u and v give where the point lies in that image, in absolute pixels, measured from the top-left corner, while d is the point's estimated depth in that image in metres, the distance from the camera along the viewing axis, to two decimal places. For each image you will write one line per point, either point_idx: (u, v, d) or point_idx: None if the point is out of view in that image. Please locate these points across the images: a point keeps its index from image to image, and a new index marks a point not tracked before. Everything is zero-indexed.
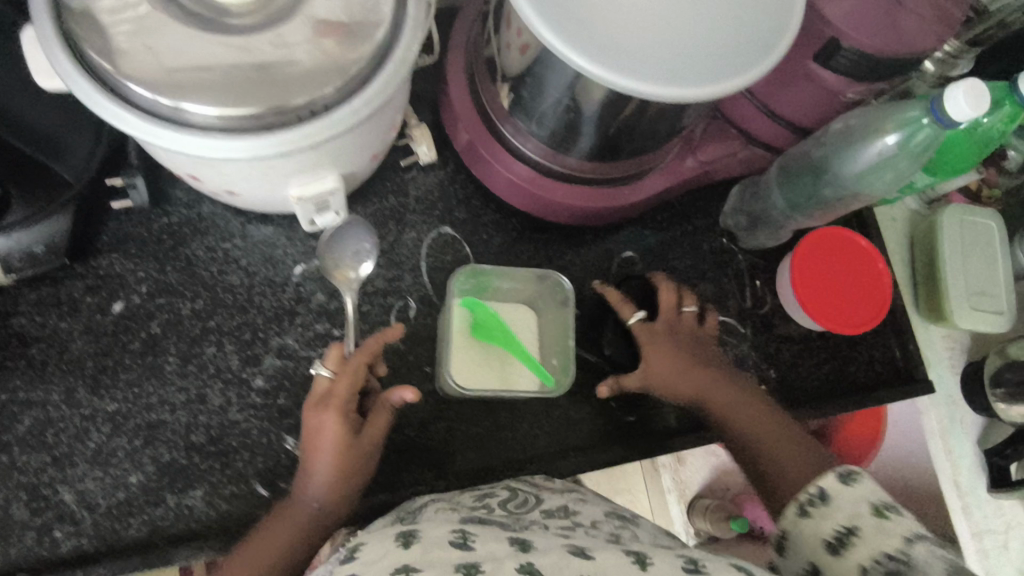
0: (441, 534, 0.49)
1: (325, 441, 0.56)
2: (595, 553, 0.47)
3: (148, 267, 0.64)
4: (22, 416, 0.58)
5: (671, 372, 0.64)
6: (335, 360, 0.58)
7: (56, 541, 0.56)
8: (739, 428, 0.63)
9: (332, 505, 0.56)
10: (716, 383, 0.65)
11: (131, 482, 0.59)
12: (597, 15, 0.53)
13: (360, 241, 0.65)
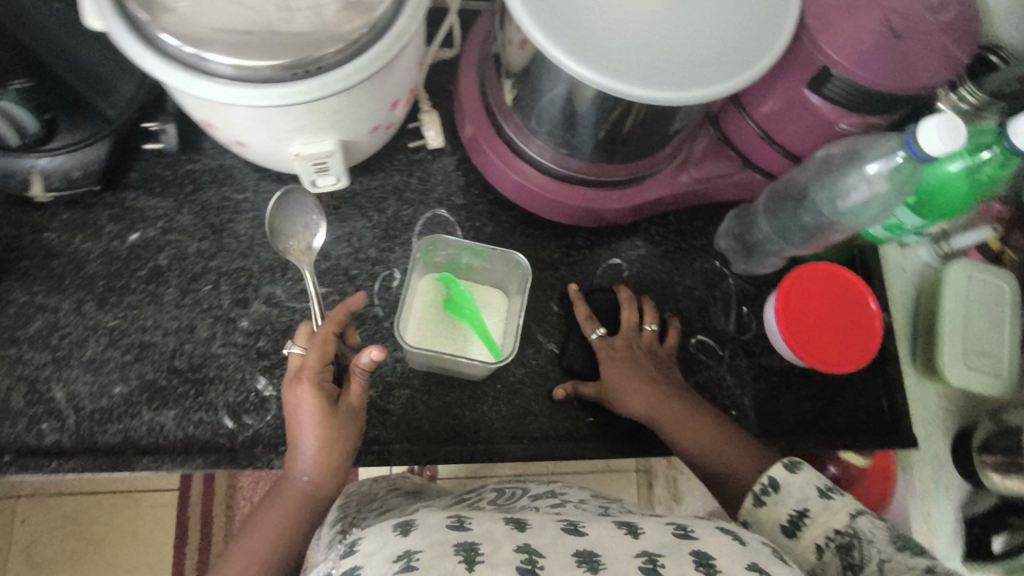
0: (438, 519, 0.49)
1: (303, 415, 0.59)
2: (590, 528, 0.49)
3: (167, 205, 0.71)
4: (35, 318, 0.66)
5: (626, 385, 0.67)
6: (305, 336, 0.62)
7: (41, 432, 0.62)
8: (691, 442, 0.65)
9: (324, 475, 0.60)
10: (669, 396, 0.67)
11: (115, 392, 0.64)
12: (594, 12, 0.55)
13: (307, 214, 0.69)
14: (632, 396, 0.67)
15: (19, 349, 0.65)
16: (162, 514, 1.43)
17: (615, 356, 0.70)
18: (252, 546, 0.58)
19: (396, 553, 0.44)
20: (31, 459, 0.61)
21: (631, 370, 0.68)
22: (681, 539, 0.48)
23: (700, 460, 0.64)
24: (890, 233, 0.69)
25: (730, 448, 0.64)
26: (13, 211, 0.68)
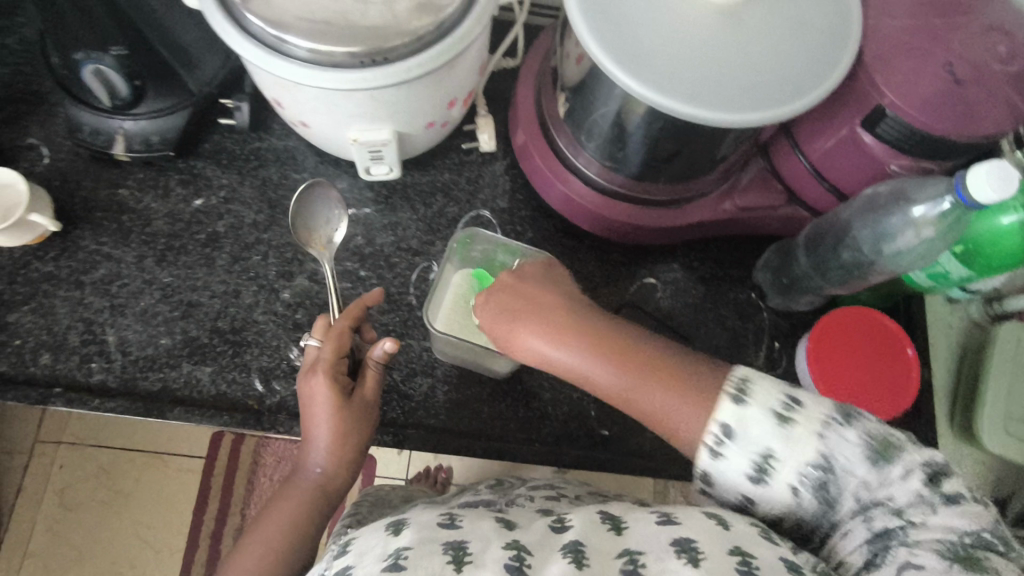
0: (429, 519, 0.51)
1: (318, 405, 0.62)
2: (574, 521, 0.49)
3: (232, 178, 0.76)
4: (100, 265, 0.71)
5: (505, 329, 0.59)
6: (321, 330, 0.65)
7: (90, 370, 0.67)
8: (582, 364, 0.55)
9: (335, 468, 0.63)
10: (548, 321, 0.58)
11: (160, 343, 0.69)
12: (654, 29, 0.56)
13: (329, 208, 0.74)
14: (513, 335, 0.59)
15: (82, 291, 0.70)
16: (186, 478, 1.49)
17: (499, 303, 0.61)
18: (269, 532, 0.61)
19: (387, 552, 0.46)
20: (78, 394, 0.66)
21: (514, 315, 0.59)
22: (664, 525, 0.46)
23: (625, 398, 0.53)
24: (934, 281, 0.68)
25: (620, 366, 0.53)
26: (96, 166, 0.74)
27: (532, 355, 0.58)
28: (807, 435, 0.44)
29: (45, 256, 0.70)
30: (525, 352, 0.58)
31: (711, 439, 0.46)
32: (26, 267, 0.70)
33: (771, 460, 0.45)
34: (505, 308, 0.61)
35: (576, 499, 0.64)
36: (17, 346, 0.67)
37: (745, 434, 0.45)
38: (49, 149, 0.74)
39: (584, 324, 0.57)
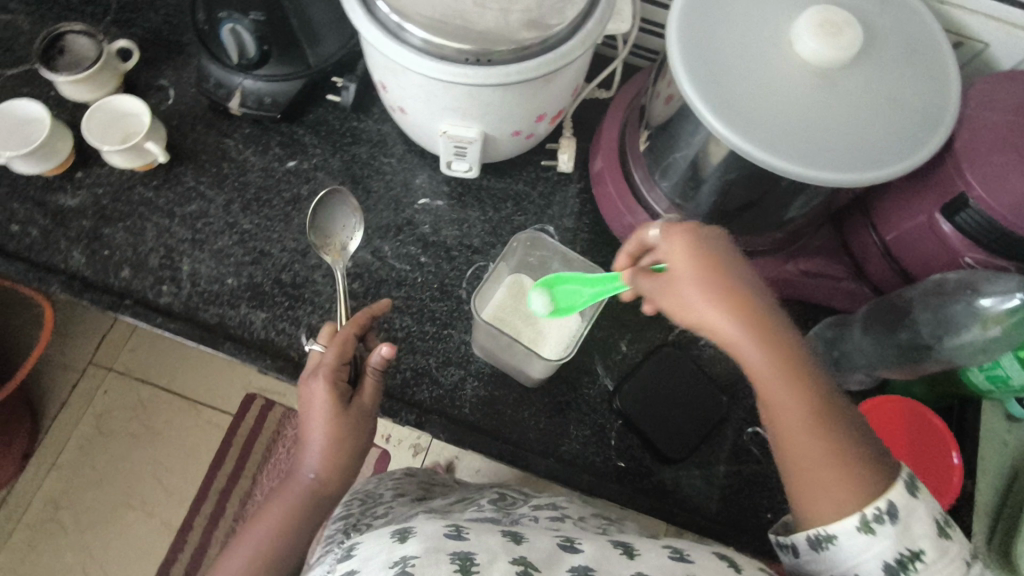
0: (436, 528, 0.52)
1: (315, 407, 0.64)
2: (583, 545, 0.53)
3: (324, 148, 0.81)
4: (192, 201, 0.77)
5: (687, 283, 0.50)
6: (328, 335, 0.66)
7: (159, 292, 0.72)
8: (769, 371, 0.48)
9: (327, 472, 0.64)
10: (751, 309, 0.48)
11: (227, 282, 0.74)
12: (751, 72, 0.58)
13: (348, 216, 0.77)
14: (693, 298, 0.49)
15: (171, 221, 0.76)
16: (212, 431, 1.54)
17: (693, 257, 0.50)
18: (263, 529, 0.63)
19: (391, 559, 0.48)
20: (144, 310, 0.71)
21: (705, 276, 0.49)
22: (677, 562, 0.51)
23: (787, 421, 0.48)
24: (993, 385, 0.64)
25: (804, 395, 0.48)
26: (210, 116, 0.82)
27: (705, 326, 0.49)
28: (954, 556, 0.46)
29: (148, 184, 0.77)
30: (690, 316, 0.50)
31: (871, 513, 0.46)
32: (130, 190, 0.77)
33: (915, 560, 0.46)
34: (696, 266, 0.50)
35: (579, 521, 0.65)
36: (105, 256, 0.73)
37: (907, 525, 0.46)
38: (175, 93, 0.82)
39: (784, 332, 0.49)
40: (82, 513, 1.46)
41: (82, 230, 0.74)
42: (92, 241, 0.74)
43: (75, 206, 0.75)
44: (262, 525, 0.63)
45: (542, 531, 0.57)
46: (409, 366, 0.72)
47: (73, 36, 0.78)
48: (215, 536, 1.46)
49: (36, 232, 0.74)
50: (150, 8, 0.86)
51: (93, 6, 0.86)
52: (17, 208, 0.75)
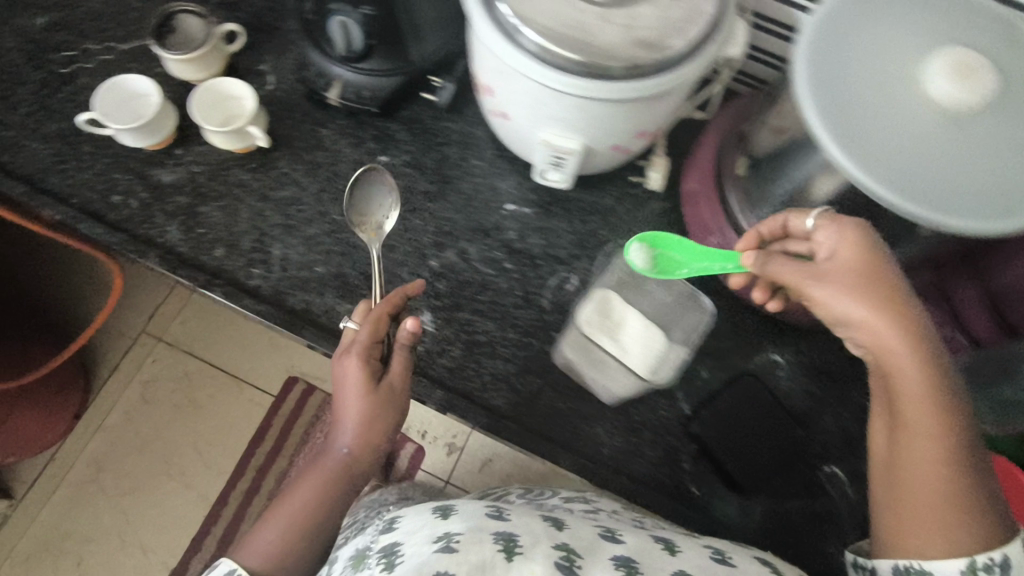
0: (476, 508, 0.59)
1: (350, 386, 0.65)
2: (622, 539, 0.59)
3: (416, 145, 0.82)
4: (285, 187, 0.78)
5: (849, 287, 0.53)
6: (360, 313, 0.68)
7: (250, 274, 0.74)
8: (915, 390, 0.50)
9: (359, 448, 0.66)
10: (913, 326, 0.51)
11: (316, 270, 0.75)
12: (874, 106, 0.56)
13: (385, 194, 0.78)
14: (851, 302, 0.52)
15: (263, 204, 0.77)
16: (253, 409, 1.56)
17: (862, 261, 0.53)
18: (297, 502, 0.66)
19: (436, 534, 0.54)
20: (235, 291, 0.73)
21: (868, 283, 0.53)
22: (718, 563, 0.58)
23: (918, 439, 0.50)
24: None
25: (944, 428, 0.50)
26: (307, 104, 0.82)
27: (857, 322, 0.52)
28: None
29: (244, 166, 0.78)
30: (844, 317, 0.53)
31: (983, 561, 0.49)
32: (227, 170, 0.78)
33: None
34: (860, 272, 0.53)
35: (614, 513, 0.70)
36: (200, 234, 0.75)
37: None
38: (275, 78, 0.83)
39: (939, 358, 0.51)
40: (123, 476, 1.50)
41: (179, 207, 0.76)
42: (188, 218, 0.76)
43: (174, 182, 0.77)
44: (297, 495, 0.66)
45: (582, 520, 0.63)
46: (487, 371, 0.73)
47: (183, 15, 0.79)
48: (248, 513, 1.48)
49: (136, 204, 0.76)
50: None
51: None
52: (119, 179, 0.77)
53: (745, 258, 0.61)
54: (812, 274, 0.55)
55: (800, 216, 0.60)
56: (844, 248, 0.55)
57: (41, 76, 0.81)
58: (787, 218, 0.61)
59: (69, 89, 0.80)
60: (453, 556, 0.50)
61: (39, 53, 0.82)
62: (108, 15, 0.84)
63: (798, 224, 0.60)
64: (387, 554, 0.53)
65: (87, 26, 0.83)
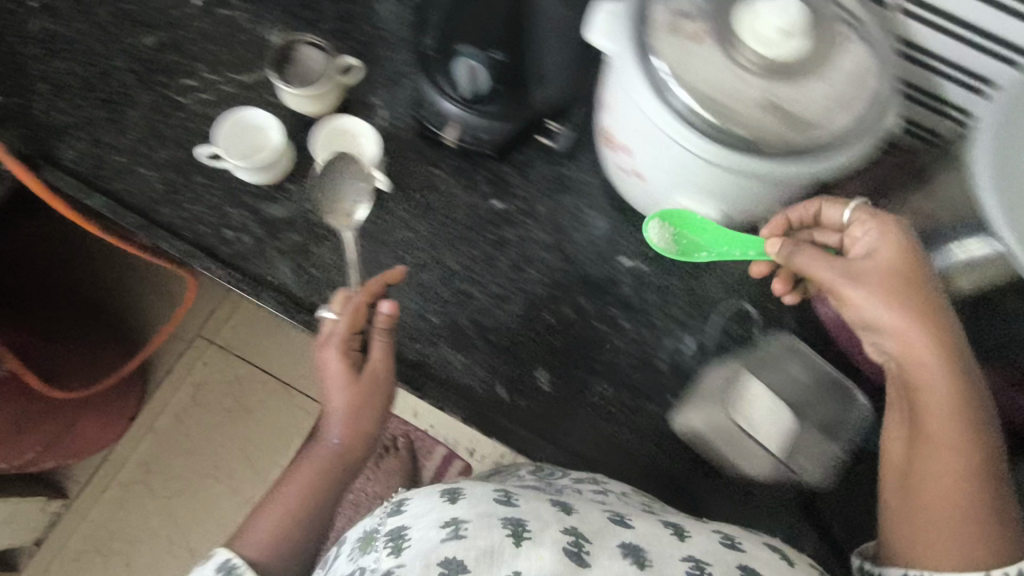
0: (483, 493, 0.60)
1: (331, 374, 0.68)
2: (634, 523, 0.60)
3: (530, 191, 0.80)
4: (398, 230, 0.77)
5: (881, 292, 0.55)
6: (339, 302, 0.69)
7: (366, 321, 0.73)
8: (940, 397, 0.53)
9: (349, 438, 0.69)
10: (941, 331, 0.54)
11: (431, 320, 0.74)
12: None
13: (355, 182, 0.76)
14: (884, 307, 0.55)
15: (377, 247, 0.76)
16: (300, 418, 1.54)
17: (897, 266, 0.56)
18: (292, 493, 0.68)
19: (444, 520, 0.56)
20: (351, 338, 0.73)
21: (901, 290, 0.55)
22: (729, 549, 0.58)
23: (938, 440, 0.53)
24: None
25: (973, 442, 0.53)
26: (419, 142, 0.81)
27: (882, 324, 0.55)
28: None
29: (357, 205, 0.77)
30: (881, 325, 0.55)
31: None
32: (340, 209, 0.77)
33: None
34: (897, 278, 0.56)
35: (624, 496, 0.66)
36: (314, 275, 0.74)
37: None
38: (387, 113, 0.81)
39: (971, 370, 0.54)
40: (172, 478, 1.50)
41: (293, 244, 0.75)
42: (302, 257, 0.74)
43: (287, 219, 0.76)
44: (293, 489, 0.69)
45: (589, 499, 0.64)
46: (602, 434, 0.72)
47: (303, 46, 0.76)
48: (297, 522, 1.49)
49: (249, 240, 0.75)
50: (366, 22, 0.85)
51: (311, 12, 0.85)
52: (231, 213, 0.75)
53: (770, 246, 0.63)
54: (838, 269, 0.58)
55: (838, 208, 0.64)
56: (889, 250, 0.58)
57: (151, 99, 0.78)
58: (822, 208, 0.65)
59: (179, 114, 0.78)
60: (458, 543, 0.53)
61: (148, 73, 0.79)
62: (218, 37, 0.82)
63: (830, 217, 0.66)
64: (394, 538, 0.56)
65: (197, 48, 0.81)
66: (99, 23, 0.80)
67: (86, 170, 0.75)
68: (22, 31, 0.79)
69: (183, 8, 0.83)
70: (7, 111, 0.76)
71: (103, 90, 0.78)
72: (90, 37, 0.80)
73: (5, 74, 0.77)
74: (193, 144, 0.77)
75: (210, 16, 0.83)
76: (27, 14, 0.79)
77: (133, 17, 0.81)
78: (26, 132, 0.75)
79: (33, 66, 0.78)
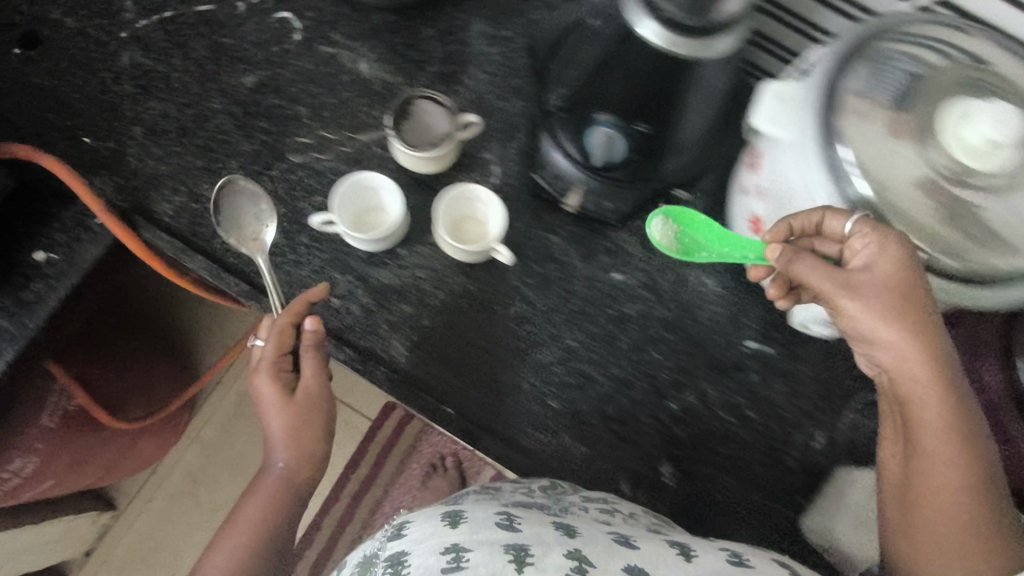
0: (485, 518, 0.58)
1: (266, 401, 0.67)
2: (640, 545, 0.58)
3: (653, 263, 0.75)
4: (514, 303, 0.72)
5: (885, 307, 0.53)
6: (266, 327, 0.67)
7: (482, 404, 0.69)
8: (934, 417, 0.53)
9: (293, 464, 0.67)
10: (928, 329, 0.53)
11: (549, 404, 0.70)
12: None
13: (255, 202, 0.71)
14: (881, 321, 0.53)
15: (492, 322, 0.71)
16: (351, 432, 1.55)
17: (894, 271, 0.53)
18: (239, 535, 0.66)
19: (442, 546, 0.54)
20: (467, 423, 0.69)
21: (903, 308, 0.53)
22: (734, 566, 0.56)
23: (936, 456, 0.53)
24: None
25: (972, 461, 0.52)
26: (535, 205, 0.75)
27: (887, 343, 0.54)
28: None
29: (471, 274, 0.72)
30: (882, 343, 0.54)
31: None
32: (452, 278, 0.72)
33: None
34: (899, 293, 0.53)
35: (631, 517, 0.64)
36: (427, 352, 0.70)
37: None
38: (501, 171, 0.76)
39: (958, 382, 0.53)
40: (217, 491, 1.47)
41: (403, 317, 0.71)
42: (413, 331, 0.70)
43: (397, 287, 0.71)
44: (241, 530, 0.66)
45: (591, 520, 0.61)
46: (724, 534, 0.69)
47: (424, 102, 0.70)
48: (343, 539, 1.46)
49: (358, 309, 0.70)
50: (477, 65, 0.79)
51: (418, 52, 0.78)
52: (339, 280, 0.71)
53: (768, 253, 0.59)
54: (842, 281, 0.55)
55: (840, 220, 0.55)
56: (883, 264, 0.54)
57: (252, 149, 0.73)
58: (820, 217, 0.56)
59: (281, 167, 0.73)
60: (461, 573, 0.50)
61: (248, 119, 0.73)
62: (320, 79, 0.76)
63: (831, 227, 0.56)
64: (393, 564, 0.54)
65: (298, 90, 0.75)
66: (194, 59, 0.74)
67: (186, 227, 0.70)
68: (114, 67, 0.73)
69: (283, 43, 0.76)
70: (99, 158, 0.70)
71: (202, 136, 0.72)
72: (186, 75, 0.73)
73: (96, 115, 0.71)
74: (298, 200, 0.72)
75: (312, 54, 0.76)
76: (117, 47, 0.73)
77: (229, 53, 0.75)
78: (121, 183, 0.70)
79: (126, 108, 0.72)
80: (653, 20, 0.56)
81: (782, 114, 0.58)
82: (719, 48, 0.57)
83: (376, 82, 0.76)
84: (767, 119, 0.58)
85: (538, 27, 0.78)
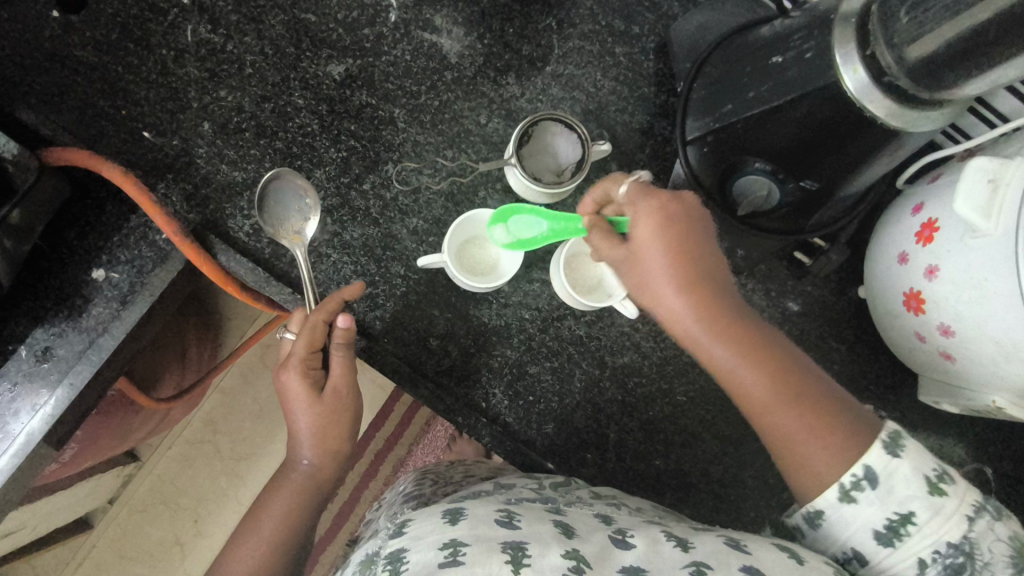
0: (486, 512, 0.48)
1: (293, 399, 0.57)
2: (635, 539, 0.47)
3: (770, 314, 0.71)
4: (623, 352, 0.66)
5: (656, 265, 0.50)
6: (298, 321, 0.58)
7: (582, 460, 0.65)
8: (722, 355, 0.48)
9: (323, 459, 0.58)
10: (694, 272, 0.50)
11: (654, 463, 0.66)
12: None
13: (300, 198, 0.62)
14: (663, 284, 0.50)
15: (601, 371, 0.66)
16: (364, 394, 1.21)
17: (652, 221, 0.50)
18: (252, 548, 0.55)
19: (443, 541, 0.44)
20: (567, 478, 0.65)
21: (669, 264, 0.50)
22: (732, 551, 0.46)
23: (739, 393, 0.49)
24: None
25: (770, 373, 0.48)
26: None
27: (661, 304, 0.50)
28: (954, 512, 0.43)
29: (581, 317, 0.65)
30: (661, 306, 0.51)
31: (849, 480, 0.45)
32: (560, 320, 0.65)
33: (906, 522, 0.44)
34: (672, 241, 0.50)
35: (637, 510, 0.57)
36: (530, 402, 0.65)
37: (888, 487, 0.44)
38: None
39: (732, 309, 0.49)
40: (240, 440, 1.20)
41: (507, 362, 0.64)
42: (515, 378, 0.65)
43: (500, 328, 0.64)
44: (249, 546, 0.55)
45: (590, 516, 0.51)
46: None
47: (549, 124, 0.62)
48: (358, 510, 1.18)
49: (456, 351, 0.64)
50: (597, 66, 0.67)
51: (532, 46, 0.66)
52: (437, 318, 0.64)
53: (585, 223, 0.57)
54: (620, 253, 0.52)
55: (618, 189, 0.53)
56: (645, 227, 0.50)
57: (341, 156, 0.63)
58: (603, 191, 0.54)
59: (373, 180, 0.63)
60: (459, 571, 0.40)
61: (335, 119, 0.63)
62: (418, 74, 0.64)
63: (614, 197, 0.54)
64: (393, 561, 0.43)
65: (392, 86, 0.64)
66: (270, 38, 0.62)
67: (264, 248, 0.61)
68: (175, 42, 0.61)
69: (375, 25, 0.64)
70: (162, 158, 0.60)
71: (281, 139, 0.62)
72: (261, 59, 0.62)
73: (156, 102, 0.60)
74: (392, 222, 0.63)
75: (409, 40, 0.64)
76: (178, 17, 0.61)
77: (311, 33, 0.63)
78: (189, 191, 0.60)
79: (191, 96, 0.61)
80: (867, 69, 0.47)
81: (984, 203, 0.47)
82: (922, 120, 0.48)
83: (483, 81, 0.65)
84: (969, 205, 0.47)
85: (675, 24, 0.65)
